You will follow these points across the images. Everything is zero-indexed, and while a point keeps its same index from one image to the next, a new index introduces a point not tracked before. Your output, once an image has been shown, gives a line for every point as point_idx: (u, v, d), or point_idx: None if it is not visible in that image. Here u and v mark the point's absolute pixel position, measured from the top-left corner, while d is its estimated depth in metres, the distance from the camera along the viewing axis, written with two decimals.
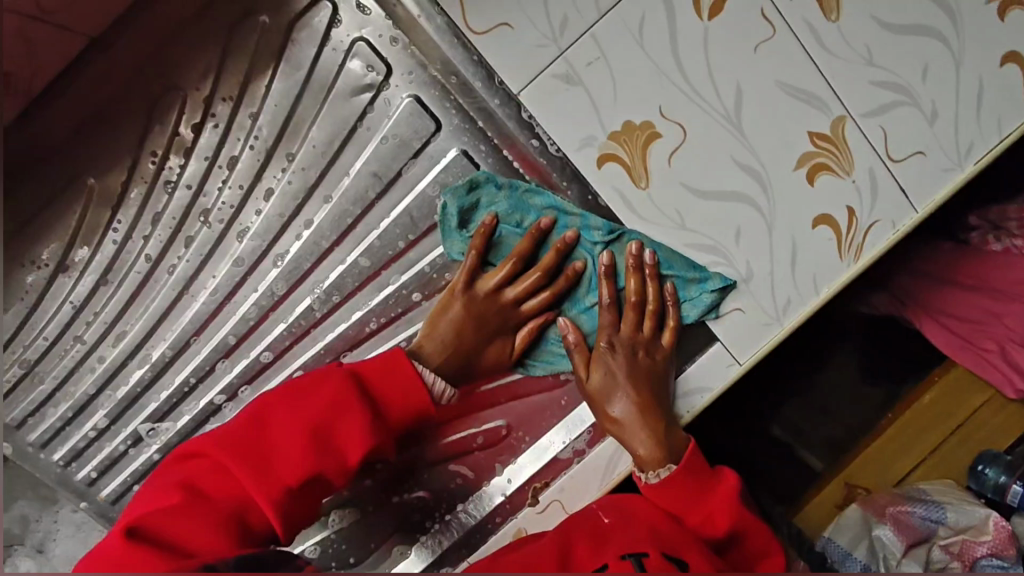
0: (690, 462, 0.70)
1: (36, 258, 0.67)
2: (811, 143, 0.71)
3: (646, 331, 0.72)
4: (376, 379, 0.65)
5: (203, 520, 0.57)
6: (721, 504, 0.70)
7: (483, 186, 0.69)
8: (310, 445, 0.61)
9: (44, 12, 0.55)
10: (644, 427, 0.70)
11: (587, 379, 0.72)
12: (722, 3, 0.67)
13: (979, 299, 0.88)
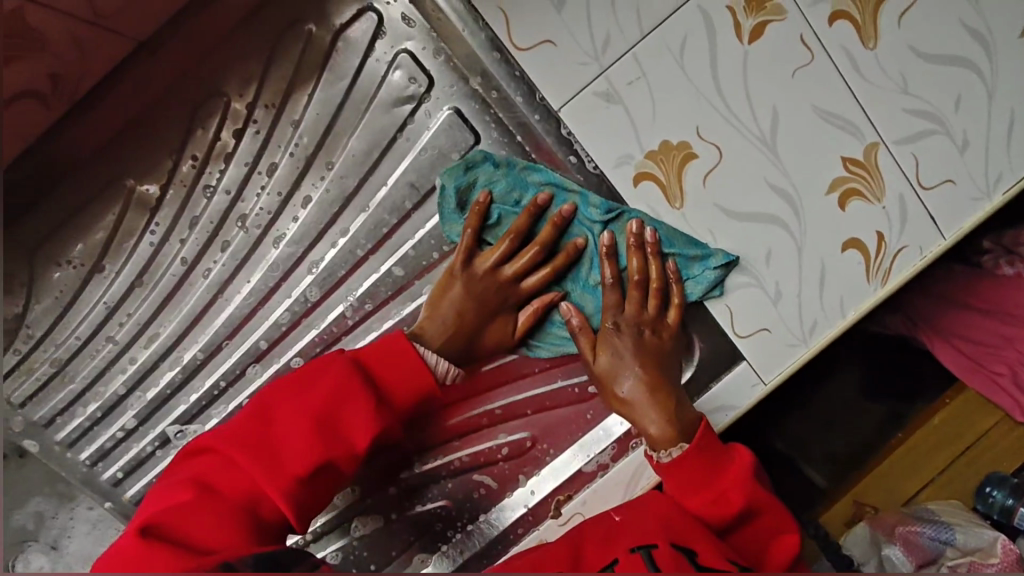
0: (704, 440, 0.66)
1: (74, 257, 0.67)
2: (844, 168, 0.71)
3: (650, 309, 0.71)
4: (380, 367, 0.64)
5: (215, 516, 0.56)
6: (725, 479, 0.65)
7: (480, 165, 0.68)
8: (315, 433, 0.60)
9: (99, 17, 0.56)
10: (655, 405, 0.69)
11: (594, 361, 0.71)
12: (763, 28, 0.68)
13: (992, 324, 0.91)
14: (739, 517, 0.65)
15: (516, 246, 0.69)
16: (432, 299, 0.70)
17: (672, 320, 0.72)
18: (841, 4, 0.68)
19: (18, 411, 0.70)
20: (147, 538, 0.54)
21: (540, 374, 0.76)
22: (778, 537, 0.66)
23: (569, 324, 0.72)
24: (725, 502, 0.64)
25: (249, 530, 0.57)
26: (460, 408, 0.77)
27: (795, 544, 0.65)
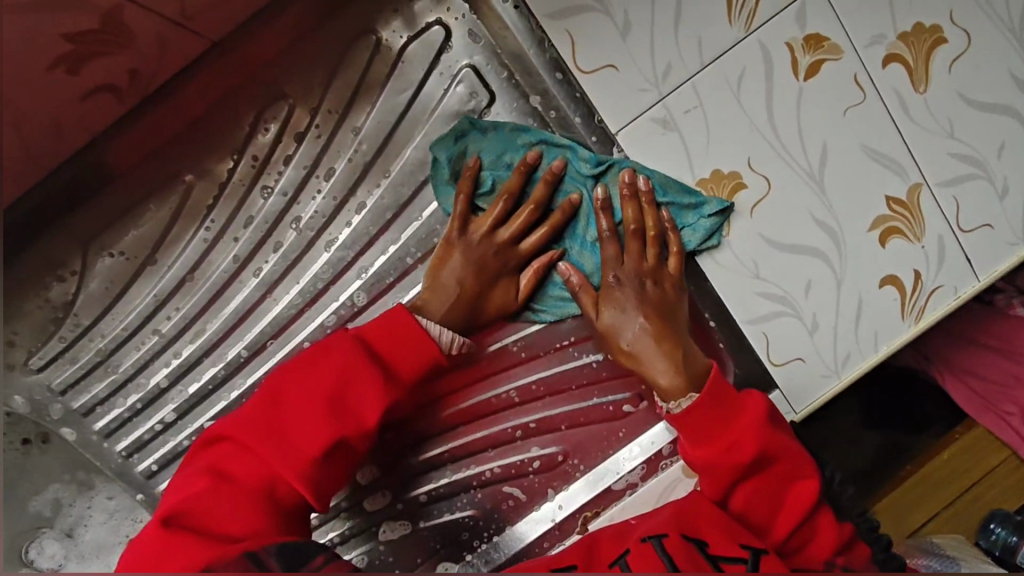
0: (712, 388, 0.65)
1: (128, 248, 0.68)
2: (887, 207, 0.73)
3: (649, 258, 0.70)
4: (385, 348, 0.64)
5: (240, 500, 0.58)
6: (749, 428, 0.65)
7: (468, 133, 0.68)
8: (328, 417, 0.60)
9: (185, 18, 0.56)
10: (664, 355, 0.68)
11: (598, 318, 0.70)
12: (819, 66, 0.69)
13: (1000, 362, 0.92)
14: (761, 465, 0.66)
15: (509, 207, 0.68)
16: (431, 270, 0.69)
17: (674, 268, 0.70)
18: (895, 47, 0.70)
19: (60, 398, 0.71)
20: (176, 525, 0.56)
21: (579, 390, 0.76)
22: (797, 482, 0.67)
23: (569, 283, 0.71)
24: (751, 451, 0.64)
25: (271, 512, 0.59)
26: (496, 419, 0.77)
27: (814, 487, 0.67)
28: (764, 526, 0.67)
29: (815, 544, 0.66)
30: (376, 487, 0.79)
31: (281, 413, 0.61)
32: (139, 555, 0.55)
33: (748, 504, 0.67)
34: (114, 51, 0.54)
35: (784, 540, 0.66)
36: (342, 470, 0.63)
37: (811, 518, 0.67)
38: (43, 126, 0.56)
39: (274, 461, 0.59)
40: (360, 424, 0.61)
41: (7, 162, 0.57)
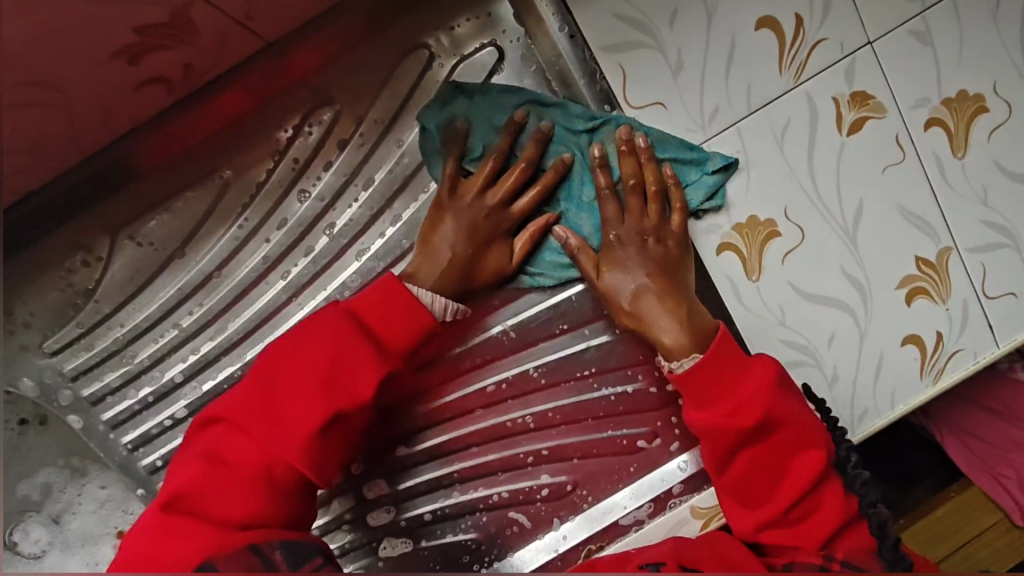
0: (719, 352, 0.64)
1: (158, 238, 0.67)
2: (916, 267, 0.73)
3: (651, 214, 0.68)
4: (376, 318, 0.62)
5: (243, 481, 0.57)
6: (755, 390, 0.63)
7: (458, 100, 0.67)
8: (321, 392, 0.59)
9: (248, 18, 0.55)
10: (667, 314, 0.67)
11: (599, 280, 0.69)
12: (863, 122, 0.70)
13: (1006, 428, 0.92)
14: (765, 431, 0.63)
15: (499, 168, 0.67)
16: (424, 236, 0.67)
17: (677, 226, 0.69)
18: (938, 112, 0.71)
19: (70, 384, 0.69)
20: (178, 516, 0.55)
21: (595, 421, 0.76)
22: (804, 451, 0.64)
23: (567, 247, 0.69)
24: (755, 414, 0.62)
25: (276, 492, 0.58)
26: (508, 442, 0.76)
27: (820, 458, 0.63)
28: (765, 494, 0.65)
29: (818, 517, 0.63)
30: (381, 502, 0.77)
31: (275, 391, 0.59)
32: (141, 550, 0.54)
33: (748, 471, 0.65)
34: (172, 46, 0.52)
35: (784, 510, 0.63)
36: (344, 445, 0.62)
37: (817, 491, 0.64)
38: (93, 111, 0.55)
39: (269, 443, 0.58)
40: (355, 395, 0.60)
41: (51, 144, 0.56)
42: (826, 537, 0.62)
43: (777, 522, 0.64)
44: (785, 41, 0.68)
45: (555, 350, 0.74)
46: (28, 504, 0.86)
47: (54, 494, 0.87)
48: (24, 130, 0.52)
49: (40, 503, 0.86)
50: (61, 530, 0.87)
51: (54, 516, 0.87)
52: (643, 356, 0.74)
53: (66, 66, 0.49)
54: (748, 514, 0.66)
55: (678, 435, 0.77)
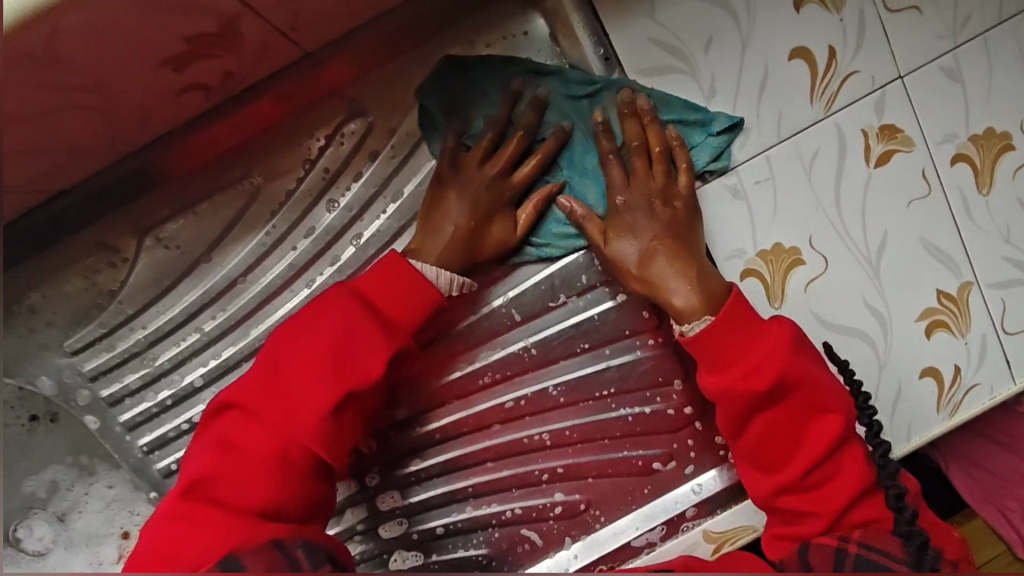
0: (733, 310, 0.62)
1: (185, 242, 0.67)
2: (937, 300, 0.73)
3: (658, 175, 0.66)
4: (380, 292, 0.62)
5: (256, 466, 0.56)
6: (770, 350, 0.61)
7: (465, 82, 0.67)
8: (329, 371, 0.59)
9: (292, 30, 0.55)
10: (678, 275, 0.65)
11: (608, 247, 0.67)
12: (890, 155, 0.70)
13: (1012, 461, 0.91)
14: (781, 394, 0.61)
15: (498, 137, 0.67)
16: (428, 212, 0.66)
17: (685, 187, 0.66)
18: (965, 147, 0.71)
19: (88, 384, 0.69)
20: (193, 506, 0.55)
21: (611, 441, 0.76)
22: (822, 416, 0.61)
23: (572, 215, 0.68)
24: (769, 376, 0.60)
25: (293, 478, 0.58)
26: (524, 459, 0.76)
27: (840, 423, 0.60)
28: (782, 459, 0.62)
29: (838, 482, 0.61)
30: (394, 514, 0.77)
31: (282, 373, 0.59)
32: (156, 542, 0.54)
33: (764, 436, 0.62)
34: (216, 55, 0.52)
35: (801, 476, 0.61)
36: (356, 427, 0.62)
37: (836, 458, 0.61)
38: (133, 114, 0.55)
39: (279, 425, 0.58)
40: (365, 373, 0.60)
41: (88, 145, 0.56)
42: (843, 505, 0.60)
43: (792, 488, 0.62)
44: (817, 72, 0.68)
45: (575, 369, 0.74)
46: (33, 501, 0.86)
47: (61, 492, 0.86)
48: (64, 130, 0.52)
49: (46, 501, 0.86)
50: (65, 529, 0.86)
51: (59, 514, 0.86)
52: (662, 379, 0.74)
53: (113, 73, 0.49)
54: (764, 480, 0.63)
55: (694, 458, 0.76)
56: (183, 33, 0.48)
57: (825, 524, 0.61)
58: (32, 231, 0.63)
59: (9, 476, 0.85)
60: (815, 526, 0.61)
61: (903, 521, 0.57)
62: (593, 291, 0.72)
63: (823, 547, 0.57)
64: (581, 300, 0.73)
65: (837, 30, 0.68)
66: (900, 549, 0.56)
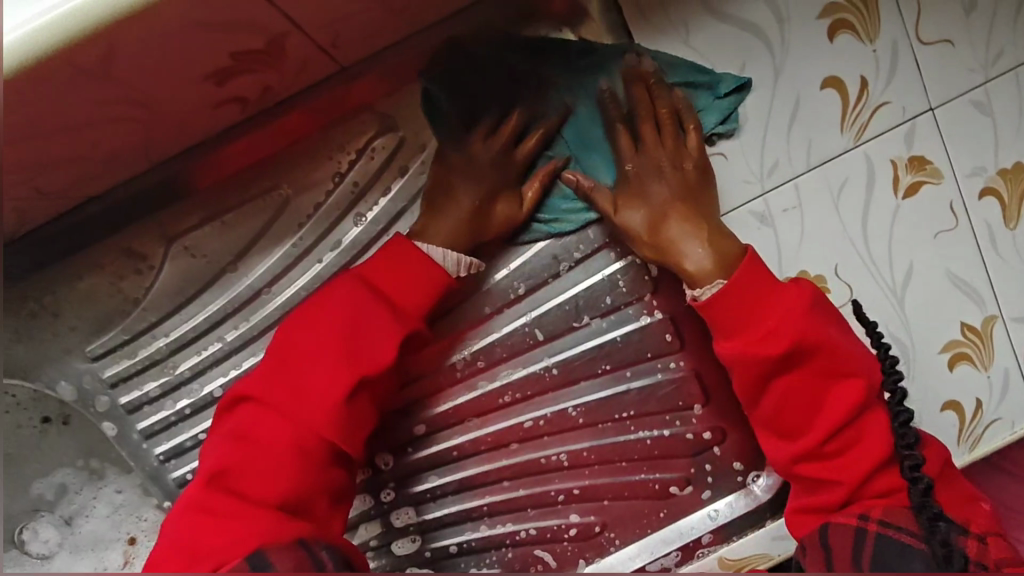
0: (750, 270, 0.60)
1: (211, 250, 0.67)
2: (961, 332, 0.73)
3: (667, 139, 0.65)
4: (386, 277, 0.63)
5: (278, 457, 0.59)
6: (787, 313, 0.59)
7: (486, 82, 0.67)
8: (342, 361, 0.60)
9: (333, 47, 0.55)
10: (690, 237, 0.63)
11: (621, 217, 0.66)
12: (919, 186, 0.70)
13: None
14: (798, 359, 0.59)
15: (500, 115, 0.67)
16: (433, 196, 0.66)
17: (695, 145, 0.65)
18: (993, 181, 0.71)
19: (108, 391, 0.68)
20: (216, 500, 0.58)
21: (629, 464, 0.75)
22: (842, 380, 0.59)
23: (579, 188, 0.67)
24: (786, 340, 0.58)
25: (313, 463, 0.60)
26: (540, 479, 0.75)
27: (858, 388, 0.59)
28: (801, 427, 0.61)
29: (859, 449, 0.59)
30: (407, 531, 0.76)
31: (295, 366, 0.61)
32: (178, 539, 0.56)
33: (779, 405, 0.61)
34: (257, 71, 0.53)
35: (820, 442, 0.59)
36: (371, 414, 0.64)
37: (857, 423, 0.59)
38: (171, 125, 0.55)
39: (294, 415, 0.59)
40: (376, 361, 0.61)
41: (126, 153, 0.56)
42: (865, 472, 0.59)
43: (812, 455, 0.60)
44: (848, 102, 0.68)
45: (596, 390, 0.73)
46: (41, 503, 0.85)
47: (69, 495, 0.86)
48: (103, 140, 0.52)
49: (54, 503, 0.85)
50: (71, 533, 0.86)
51: (66, 518, 0.85)
52: (682, 403, 0.74)
53: (158, 88, 0.49)
54: (781, 449, 0.62)
55: (711, 483, 0.76)
56: (229, 50, 0.48)
57: (846, 491, 0.59)
58: (62, 235, 0.63)
59: (19, 477, 0.85)
60: (836, 493, 0.60)
61: (917, 493, 0.56)
62: (617, 313, 0.72)
63: (841, 526, 0.57)
64: (605, 321, 0.72)
65: (869, 61, 0.68)
66: (914, 522, 0.56)
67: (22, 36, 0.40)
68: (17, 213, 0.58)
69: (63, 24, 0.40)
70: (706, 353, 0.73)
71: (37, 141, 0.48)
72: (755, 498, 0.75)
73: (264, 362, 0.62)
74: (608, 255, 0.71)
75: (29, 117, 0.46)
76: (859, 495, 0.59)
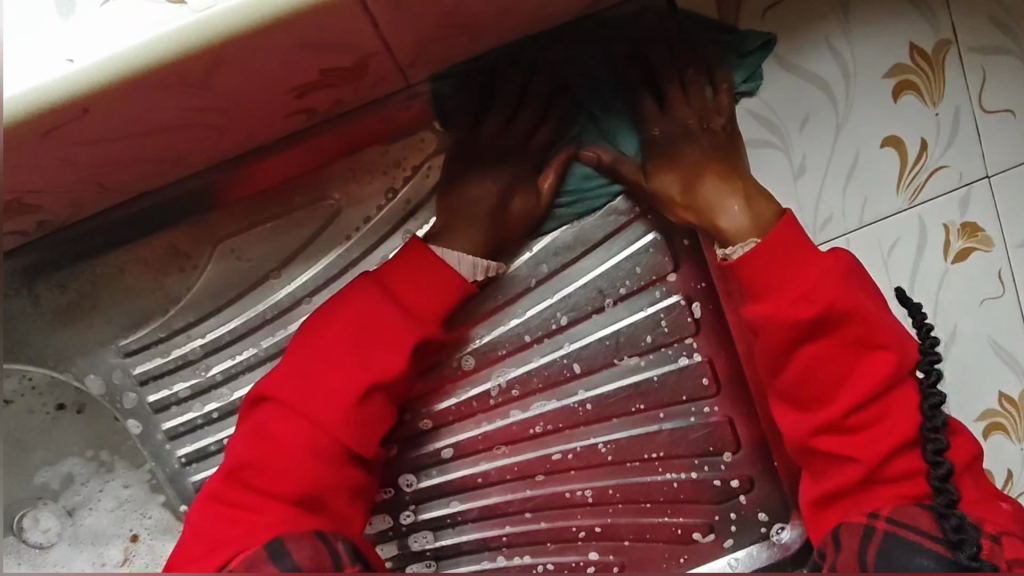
0: (788, 230, 0.59)
1: (256, 255, 0.66)
2: (998, 402, 0.72)
3: (695, 99, 0.65)
4: (402, 278, 0.61)
5: (292, 457, 0.58)
6: (822, 276, 0.58)
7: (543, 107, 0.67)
8: (361, 361, 0.59)
9: (410, 67, 0.55)
10: (727, 196, 0.62)
11: (658, 182, 0.65)
12: (969, 253, 0.70)
13: None
14: (830, 326, 0.58)
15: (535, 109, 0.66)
16: (476, 204, 0.65)
17: (726, 104, 0.65)
18: None
19: (136, 388, 0.68)
20: (237, 496, 0.58)
21: (654, 506, 0.74)
22: (874, 351, 0.58)
23: (599, 162, 0.67)
24: (819, 304, 0.57)
25: (328, 465, 0.59)
26: (562, 514, 0.74)
27: (884, 360, 0.57)
28: (825, 396, 0.59)
29: (885, 425, 0.58)
30: (422, 555, 0.75)
31: (315, 364, 0.59)
32: (203, 531, 0.57)
33: (805, 375, 0.59)
34: (335, 86, 0.53)
35: (844, 415, 0.58)
36: (388, 412, 0.62)
37: (883, 401, 0.58)
38: (241, 132, 0.55)
39: (313, 413, 0.58)
40: (395, 360, 0.60)
41: (192, 155, 0.55)
42: (889, 448, 0.58)
43: (834, 429, 0.59)
44: (906, 162, 0.68)
45: (627, 428, 0.72)
46: (45, 491, 0.83)
47: (74, 486, 0.83)
48: (178, 143, 0.52)
49: (59, 493, 0.83)
50: (72, 524, 0.83)
51: (69, 508, 0.83)
52: (712, 448, 0.73)
53: (245, 100, 0.49)
54: (801, 422, 0.61)
55: (734, 531, 0.74)
56: (319, 68, 0.48)
57: (865, 469, 0.58)
58: (111, 227, 0.64)
59: (27, 462, 0.83)
60: (854, 472, 0.59)
61: (936, 477, 0.57)
62: (656, 353, 0.71)
63: (852, 525, 0.59)
64: (643, 360, 0.71)
65: (931, 124, 0.68)
66: (933, 523, 0.56)
67: (141, 44, 0.39)
68: (74, 206, 0.58)
69: (181, 36, 0.39)
70: (741, 400, 0.72)
71: (117, 144, 0.48)
72: (777, 550, 0.74)
73: (282, 361, 0.61)
74: (653, 294, 0.70)
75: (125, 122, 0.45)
76: (880, 475, 0.59)
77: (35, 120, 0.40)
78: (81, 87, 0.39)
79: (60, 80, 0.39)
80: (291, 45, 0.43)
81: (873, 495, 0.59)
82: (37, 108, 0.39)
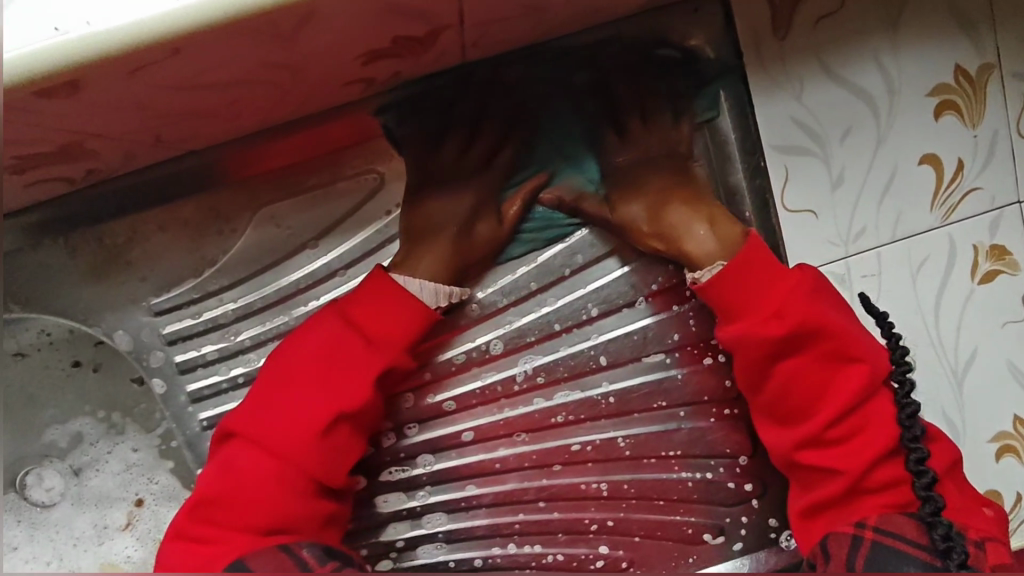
0: (754, 249, 0.61)
1: (295, 223, 0.68)
2: (1013, 425, 0.73)
3: (652, 126, 0.68)
4: (364, 310, 0.61)
5: (259, 488, 0.58)
6: (792, 293, 0.59)
7: (588, 101, 0.69)
8: (326, 391, 0.60)
9: (470, 45, 0.57)
10: (693, 219, 0.64)
11: (625, 209, 0.66)
12: (996, 276, 0.71)
13: None
14: (800, 346, 0.59)
15: (582, 103, 0.69)
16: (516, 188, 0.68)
17: (685, 132, 0.69)
18: None
19: (164, 347, 0.69)
20: (207, 530, 0.58)
21: (667, 504, 0.74)
22: (848, 364, 0.59)
23: (562, 202, 0.69)
24: (791, 321, 0.58)
25: (298, 493, 0.59)
26: (576, 505, 0.74)
27: (861, 372, 0.58)
28: (802, 413, 0.61)
29: (864, 437, 0.59)
30: (433, 537, 0.74)
31: (280, 395, 0.60)
32: (173, 561, 0.58)
33: (781, 392, 0.60)
34: (403, 56, 0.53)
35: (823, 429, 0.59)
36: (356, 441, 0.62)
37: (862, 409, 0.59)
38: (304, 92, 0.55)
39: (279, 443, 0.59)
40: (360, 391, 0.60)
41: (250, 113, 0.56)
42: (873, 457, 0.58)
43: (817, 442, 0.60)
44: (942, 180, 0.69)
45: (647, 424, 0.73)
46: (52, 449, 0.82)
47: (83, 446, 0.83)
48: (238, 101, 0.52)
49: (66, 452, 0.82)
50: (77, 484, 0.83)
51: (75, 468, 0.82)
52: (729, 451, 0.73)
53: (318, 62, 0.49)
54: (782, 437, 0.62)
55: (743, 535, 0.74)
56: (394, 33, 0.48)
57: (849, 480, 0.59)
58: (167, 179, 0.65)
59: (36, 419, 0.82)
60: (838, 484, 0.60)
61: (922, 486, 0.57)
62: (681, 352, 0.71)
63: (839, 534, 0.59)
64: (668, 357, 0.72)
65: (968, 144, 0.69)
66: (923, 533, 0.56)
67: None
68: (127, 156, 0.59)
69: None
70: None
71: (190, 92, 0.48)
72: (786, 557, 0.74)
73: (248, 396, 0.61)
74: (683, 292, 0.71)
75: (209, 69, 0.45)
76: (864, 484, 0.59)
77: (115, 59, 0.40)
78: (181, 24, 0.39)
79: (163, 15, 0.39)
80: (382, 7, 0.44)
81: (860, 506, 0.60)
82: (134, 42, 0.39)
